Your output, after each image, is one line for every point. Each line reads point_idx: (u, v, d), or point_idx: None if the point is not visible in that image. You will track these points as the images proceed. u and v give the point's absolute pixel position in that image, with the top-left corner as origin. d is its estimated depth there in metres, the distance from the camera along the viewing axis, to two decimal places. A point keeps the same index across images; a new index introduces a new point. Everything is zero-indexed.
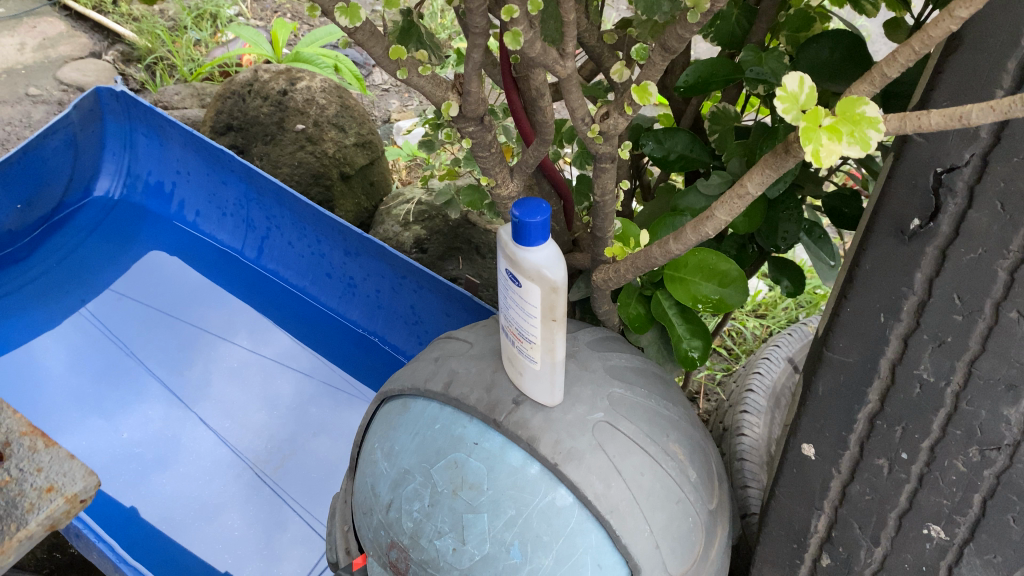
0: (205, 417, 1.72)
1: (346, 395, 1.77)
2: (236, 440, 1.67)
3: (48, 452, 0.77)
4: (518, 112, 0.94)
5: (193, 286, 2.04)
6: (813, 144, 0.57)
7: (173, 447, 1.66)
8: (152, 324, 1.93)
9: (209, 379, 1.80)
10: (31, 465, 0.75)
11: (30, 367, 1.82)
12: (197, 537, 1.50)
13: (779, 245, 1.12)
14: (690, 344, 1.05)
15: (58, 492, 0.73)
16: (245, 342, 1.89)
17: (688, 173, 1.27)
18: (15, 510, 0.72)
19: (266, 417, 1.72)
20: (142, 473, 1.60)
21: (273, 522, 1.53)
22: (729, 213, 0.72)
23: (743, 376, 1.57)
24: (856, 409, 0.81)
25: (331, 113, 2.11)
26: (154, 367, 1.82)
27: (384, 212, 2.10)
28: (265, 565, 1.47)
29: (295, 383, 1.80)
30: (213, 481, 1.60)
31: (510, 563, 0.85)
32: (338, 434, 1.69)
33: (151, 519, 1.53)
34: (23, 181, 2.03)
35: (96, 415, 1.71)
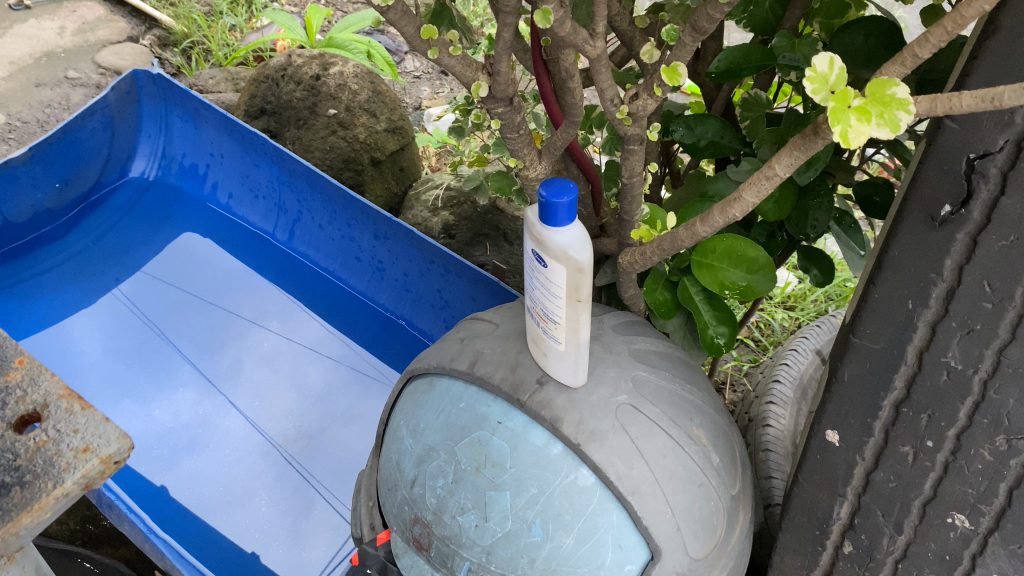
0: (234, 399, 1.75)
1: (374, 380, 1.79)
2: (264, 422, 1.70)
3: (85, 414, 0.66)
4: (548, 94, 0.94)
5: (227, 269, 2.07)
6: (841, 124, 0.56)
7: (203, 428, 1.69)
8: (185, 306, 1.96)
9: (239, 363, 1.83)
10: (68, 426, 0.65)
11: (67, 346, 1.86)
12: (226, 516, 1.54)
13: (809, 233, 1.12)
14: (716, 331, 1.05)
15: (93, 452, 0.63)
16: (276, 327, 1.91)
17: (719, 160, 1.27)
18: (51, 469, 0.62)
19: (295, 399, 1.75)
20: (172, 453, 1.64)
21: (300, 504, 1.56)
22: (757, 195, 0.71)
23: (770, 368, 1.57)
24: (882, 396, 0.80)
25: (363, 98, 2.12)
26: (187, 349, 1.86)
27: (413, 197, 2.12)
28: (290, 545, 1.49)
29: (324, 368, 1.82)
30: (242, 463, 1.63)
31: (532, 541, 0.86)
32: (366, 420, 1.71)
33: (183, 499, 1.56)
34: (62, 160, 2.06)
35: (131, 395, 1.75)
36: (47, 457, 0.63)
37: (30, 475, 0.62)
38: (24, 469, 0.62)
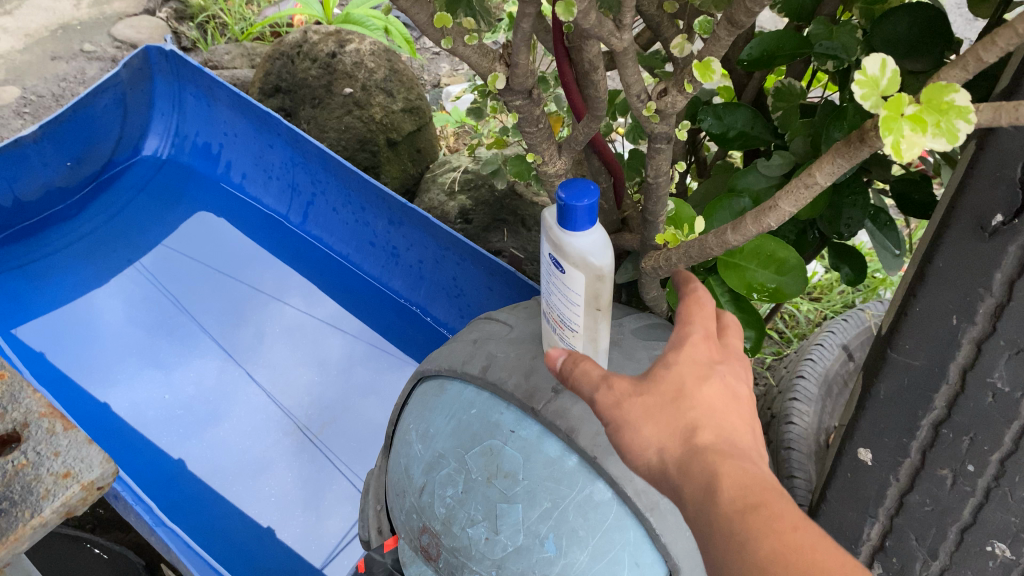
0: (253, 372, 1.74)
1: (393, 357, 1.78)
2: (282, 395, 1.70)
3: (67, 436, 0.65)
4: (569, 84, 0.88)
5: (244, 244, 2.04)
6: (893, 135, 0.51)
7: (225, 401, 1.69)
8: (204, 278, 1.95)
9: (261, 335, 1.82)
10: (47, 448, 0.64)
11: (87, 320, 1.85)
12: (244, 492, 1.54)
13: (842, 231, 1.06)
14: (742, 334, 1.01)
15: (74, 479, 0.62)
16: (296, 302, 1.89)
17: (748, 152, 1.21)
18: (29, 496, 0.61)
19: (313, 373, 1.74)
20: (194, 426, 1.64)
21: (318, 479, 1.56)
22: (794, 203, 0.66)
23: (795, 362, 1.52)
24: (920, 416, 0.75)
25: (379, 77, 2.06)
26: (207, 322, 1.84)
27: (430, 179, 2.07)
28: (308, 517, 1.50)
29: (343, 342, 1.81)
30: (262, 434, 1.63)
31: (545, 557, 0.81)
32: (384, 393, 1.70)
33: (201, 472, 1.56)
34: (74, 137, 2.03)
35: (152, 367, 1.74)
36: (27, 482, 0.62)
37: (8, 503, 0.61)
38: (1, 495, 0.62)
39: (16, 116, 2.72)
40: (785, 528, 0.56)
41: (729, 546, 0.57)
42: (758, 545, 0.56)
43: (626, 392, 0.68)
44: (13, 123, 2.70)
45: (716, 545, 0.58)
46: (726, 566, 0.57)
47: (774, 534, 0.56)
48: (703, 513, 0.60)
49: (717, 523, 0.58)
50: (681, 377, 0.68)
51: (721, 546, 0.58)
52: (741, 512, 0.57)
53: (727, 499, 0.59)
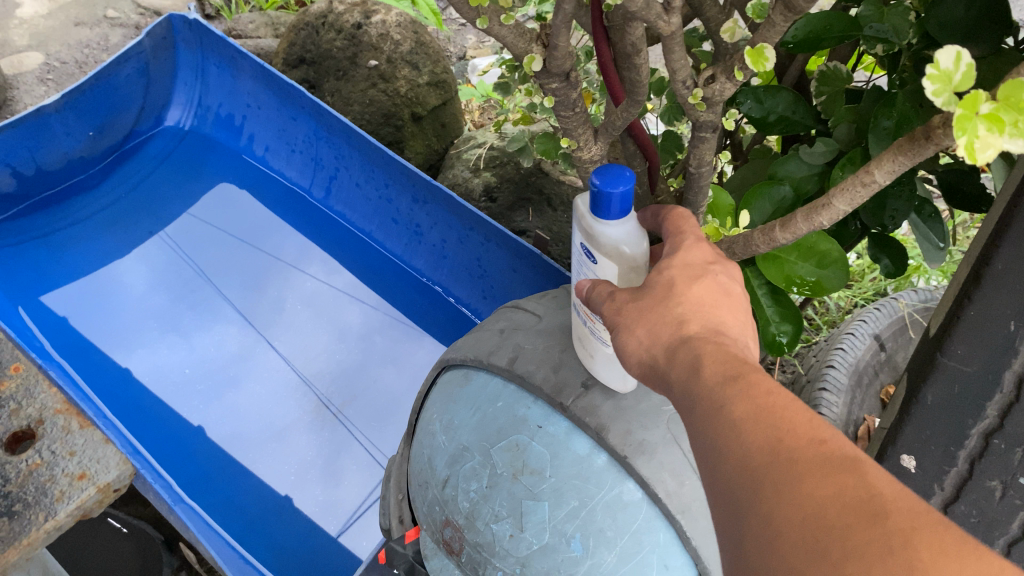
0: (273, 341, 1.74)
1: (411, 328, 1.77)
2: (301, 362, 1.71)
3: (82, 438, 1.05)
4: (607, 65, 0.84)
5: (265, 213, 2.03)
6: (966, 135, 0.47)
7: (245, 366, 1.70)
8: (225, 246, 1.94)
9: (283, 301, 1.82)
10: (65, 449, 1.04)
11: (109, 285, 1.85)
12: (262, 459, 1.55)
13: (886, 224, 1.03)
14: (779, 328, 0.98)
15: (90, 481, 1.01)
16: (317, 273, 1.88)
17: (788, 137, 1.17)
18: (45, 496, 0.99)
19: (332, 341, 1.75)
20: (214, 389, 1.65)
21: (337, 445, 1.58)
22: (849, 202, 0.62)
23: (825, 351, 1.48)
24: (970, 425, 0.72)
25: (405, 49, 2.01)
26: (229, 289, 1.84)
27: (455, 155, 2.04)
28: (325, 483, 1.53)
29: (362, 312, 1.80)
30: (284, 398, 1.64)
31: (570, 556, 0.79)
32: (403, 360, 1.72)
33: (223, 440, 1.57)
34: (96, 106, 2.00)
35: (173, 333, 1.75)
36: None
37: (30, 500, 0.98)
38: (22, 490, 0.99)
39: (40, 83, 2.72)
40: (765, 392, 0.52)
41: (708, 416, 0.53)
42: (733, 407, 0.52)
43: (625, 300, 0.66)
44: (37, 90, 2.69)
45: (695, 416, 0.54)
46: (702, 437, 0.53)
47: (750, 396, 0.52)
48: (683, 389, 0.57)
49: (697, 398, 0.54)
50: (673, 278, 0.65)
51: (701, 419, 0.54)
52: (723, 382, 0.54)
53: (706, 374, 0.55)
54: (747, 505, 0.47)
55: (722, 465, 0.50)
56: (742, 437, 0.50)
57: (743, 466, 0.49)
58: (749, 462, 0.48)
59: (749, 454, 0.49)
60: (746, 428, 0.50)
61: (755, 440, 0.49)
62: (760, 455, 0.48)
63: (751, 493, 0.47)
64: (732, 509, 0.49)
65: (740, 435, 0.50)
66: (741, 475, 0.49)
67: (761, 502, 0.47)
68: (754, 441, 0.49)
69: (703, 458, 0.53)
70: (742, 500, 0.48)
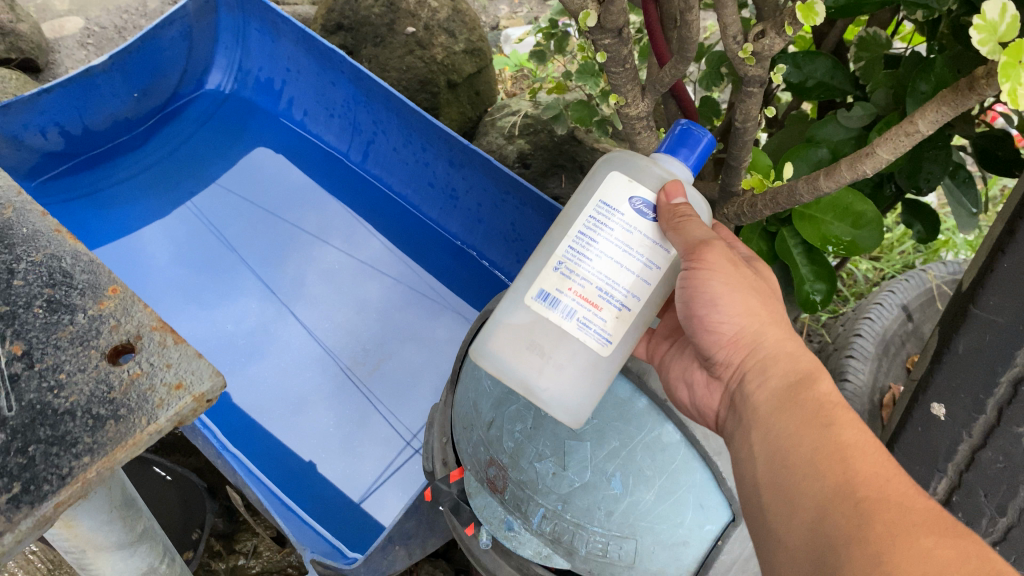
0: (298, 313, 1.79)
1: (430, 303, 1.81)
2: (325, 336, 1.75)
3: (179, 348, 0.57)
4: (655, 28, 0.88)
5: (296, 182, 2.06)
6: (1010, 82, 0.50)
7: (265, 338, 1.75)
8: (253, 217, 1.97)
9: (304, 277, 1.85)
10: (161, 360, 0.56)
11: (136, 256, 1.90)
12: (288, 430, 1.62)
13: (920, 186, 1.05)
14: (813, 287, 1.01)
15: (185, 390, 0.54)
16: (338, 244, 1.91)
17: (825, 104, 1.20)
18: (143, 405, 0.53)
19: (352, 313, 1.79)
20: (235, 362, 1.70)
21: (357, 418, 1.64)
22: (892, 151, 0.64)
23: (853, 321, 1.50)
24: (999, 372, 0.75)
25: (443, 17, 2.04)
26: (253, 261, 1.88)
27: (489, 123, 2.06)
28: (344, 455, 1.59)
29: (383, 286, 1.84)
30: (305, 369, 1.70)
31: (610, 494, 0.83)
32: (422, 337, 1.75)
33: (250, 406, 1.64)
34: (141, 70, 2.04)
35: (196, 305, 1.80)
36: (140, 392, 0.54)
37: (122, 411, 0.53)
38: (118, 403, 0.53)
39: (80, 47, 2.78)
40: (870, 443, 0.63)
41: (818, 441, 0.64)
42: (847, 442, 0.63)
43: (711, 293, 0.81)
44: (78, 54, 2.75)
45: (803, 439, 0.66)
46: (806, 456, 0.64)
47: (850, 443, 0.63)
48: (792, 419, 0.69)
49: (805, 428, 0.66)
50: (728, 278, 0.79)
51: (805, 461, 0.64)
52: (822, 430, 0.65)
53: (816, 410, 0.67)
54: (846, 508, 0.58)
55: (826, 478, 0.61)
56: (853, 473, 0.60)
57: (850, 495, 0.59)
58: (857, 481, 0.59)
59: (858, 476, 0.60)
60: (855, 456, 0.61)
61: (864, 469, 0.60)
62: (868, 479, 0.59)
63: (852, 503, 0.57)
64: (828, 516, 0.59)
65: (850, 462, 0.61)
66: (846, 489, 0.59)
67: (864, 510, 0.57)
68: (862, 468, 0.60)
69: (802, 469, 0.63)
70: (845, 519, 0.57)
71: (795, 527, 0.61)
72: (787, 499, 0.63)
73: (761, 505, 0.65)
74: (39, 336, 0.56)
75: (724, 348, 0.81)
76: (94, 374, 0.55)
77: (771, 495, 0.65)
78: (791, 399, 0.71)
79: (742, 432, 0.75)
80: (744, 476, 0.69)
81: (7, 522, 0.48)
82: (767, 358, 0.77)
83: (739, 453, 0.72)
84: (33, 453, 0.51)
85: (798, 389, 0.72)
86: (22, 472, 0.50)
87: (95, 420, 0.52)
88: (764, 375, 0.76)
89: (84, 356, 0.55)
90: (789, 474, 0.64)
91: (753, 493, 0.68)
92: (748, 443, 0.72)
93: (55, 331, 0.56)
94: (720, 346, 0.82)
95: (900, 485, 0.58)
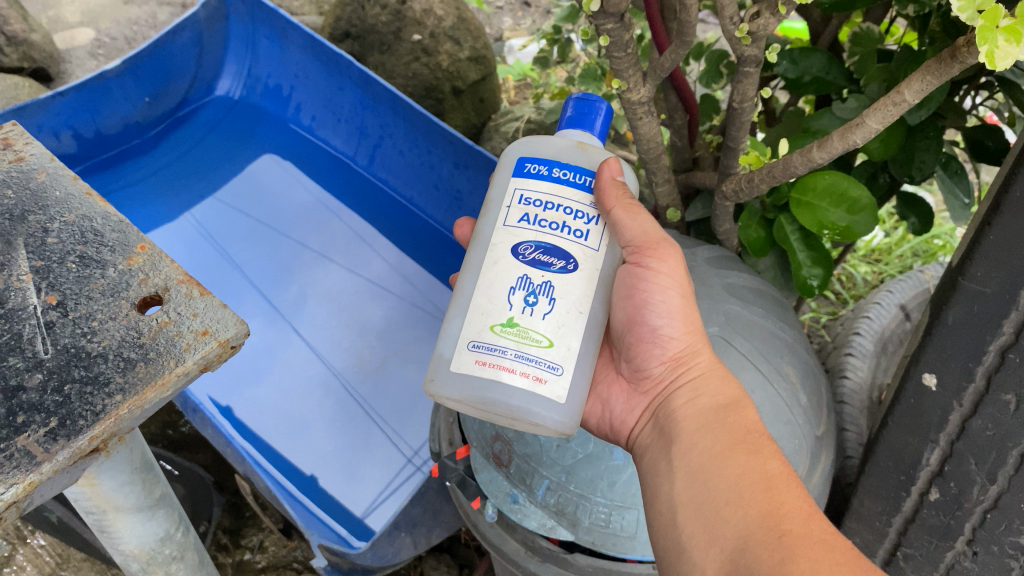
0: (301, 331, 1.79)
1: (434, 320, 1.80)
2: (328, 352, 1.76)
3: (205, 300, 0.61)
4: (655, 19, 0.93)
5: (300, 201, 2.06)
6: (987, 45, 0.53)
7: (268, 360, 1.74)
8: (256, 234, 1.98)
9: (305, 299, 1.85)
10: (188, 309, 0.60)
11: None
12: (292, 447, 1.62)
13: (913, 175, 1.08)
14: (810, 272, 1.04)
15: (211, 336, 0.58)
16: (342, 262, 1.92)
17: (821, 99, 1.24)
18: (171, 348, 0.57)
19: (354, 337, 1.78)
20: (236, 382, 1.71)
21: (361, 439, 1.63)
22: (882, 120, 0.69)
23: (852, 320, 1.52)
24: (988, 341, 0.78)
25: (448, 24, 2.08)
26: (255, 279, 1.88)
27: (493, 128, 2.11)
28: (347, 480, 1.58)
29: (385, 308, 1.83)
30: (311, 394, 1.70)
31: (613, 464, 0.88)
32: (426, 361, 1.73)
33: (257, 427, 1.64)
34: (153, 75, 2.09)
35: None
36: (168, 338, 0.58)
37: (150, 354, 0.57)
38: (147, 347, 0.57)
39: (91, 58, 2.82)
40: (787, 473, 0.69)
41: (744, 467, 0.69)
42: (772, 472, 0.69)
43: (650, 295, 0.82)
44: (88, 64, 2.79)
45: (729, 462, 0.71)
46: (731, 480, 0.69)
47: (774, 473, 0.69)
48: (717, 442, 0.73)
49: (732, 453, 0.71)
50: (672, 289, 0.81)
51: (729, 485, 0.69)
52: (749, 457, 0.70)
53: (741, 436, 0.73)
54: (768, 539, 0.63)
55: (750, 508, 0.66)
56: (777, 505, 0.66)
57: (775, 525, 0.64)
58: (782, 514, 0.65)
59: (784, 507, 0.65)
60: (780, 487, 0.67)
61: (788, 502, 0.66)
62: (793, 512, 0.65)
63: (776, 535, 0.63)
64: (749, 541, 0.64)
65: (775, 493, 0.67)
66: (772, 519, 0.65)
67: (786, 543, 0.62)
68: (786, 501, 0.66)
69: (725, 494, 0.68)
70: (766, 546, 0.63)
71: (713, 554, 0.66)
72: (707, 522, 0.68)
73: (676, 523, 0.70)
74: (72, 288, 0.60)
75: (663, 363, 0.83)
76: (124, 322, 0.58)
77: (688, 516, 0.69)
78: (717, 422, 0.76)
79: (663, 444, 0.79)
80: (659, 493, 0.74)
81: (45, 453, 0.51)
82: (700, 376, 0.80)
83: (658, 468, 0.76)
84: (68, 392, 0.54)
85: (726, 411, 0.77)
86: (58, 409, 0.53)
87: (126, 363, 0.56)
88: (696, 392, 0.79)
89: (115, 306, 0.59)
90: (710, 497, 0.69)
91: (666, 510, 0.72)
92: (668, 459, 0.76)
93: (88, 284, 0.60)
94: (658, 361, 0.83)
95: (821, 522, 0.65)
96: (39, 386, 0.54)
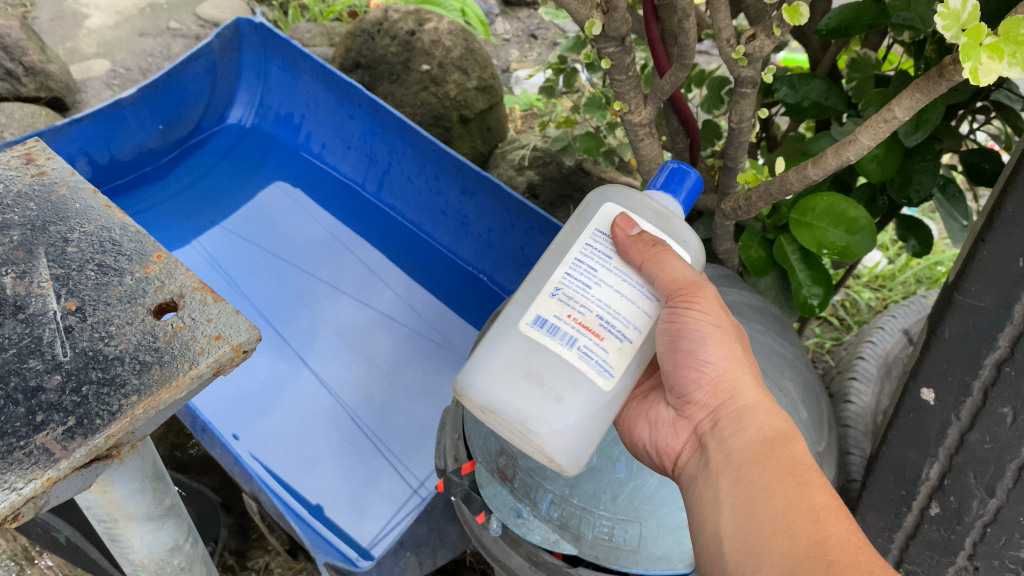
0: (310, 360, 1.81)
1: (439, 349, 1.82)
2: (335, 381, 1.77)
3: (219, 306, 0.63)
4: (655, 43, 0.96)
5: (311, 235, 2.08)
6: (971, 61, 0.54)
7: (276, 389, 1.75)
8: (268, 266, 1.99)
9: (314, 331, 1.86)
10: (201, 315, 0.63)
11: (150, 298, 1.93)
12: (299, 478, 1.62)
13: (911, 197, 1.10)
14: (810, 291, 1.06)
15: (224, 340, 0.60)
16: (351, 293, 1.94)
17: (821, 123, 1.27)
18: (185, 352, 0.60)
19: (361, 367, 1.80)
20: (245, 412, 1.71)
21: (367, 472, 1.63)
22: (873, 137, 0.72)
23: (856, 345, 1.53)
24: (983, 355, 0.80)
25: (456, 55, 2.13)
26: (266, 310, 1.90)
27: (500, 155, 2.14)
28: (352, 510, 1.58)
29: (392, 339, 1.85)
30: (317, 424, 1.70)
31: (615, 477, 0.89)
32: (433, 394, 1.74)
33: (266, 458, 1.64)
34: (167, 103, 2.14)
35: None
36: (182, 342, 0.61)
37: (164, 357, 0.59)
38: (162, 351, 0.60)
39: (106, 88, 2.87)
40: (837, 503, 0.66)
41: (791, 498, 0.66)
42: (821, 503, 0.65)
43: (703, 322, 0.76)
44: (103, 94, 2.85)
45: (774, 494, 0.67)
46: (777, 512, 0.66)
47: (821, 505, 0.65)
48: (761, 471, 0.69)
49: (778, 483, 0.68)
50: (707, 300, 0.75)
51: (775, 516, 0.66)
52: (796, 486, 0.67)
53: (788, 466, 0.69)
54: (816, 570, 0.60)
55: (797, 539, 0.63)
56: (823, 541, 0.62)
57: (824, 557, 0.61)
58: (829, 545, 0.62)
59: (832, 540, 0.62)
60: (828, 519, 0.64)
61: (836, 534, 0.63)
62: (842, 546, 0.62)
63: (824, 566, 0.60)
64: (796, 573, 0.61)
65: (822, 524, 0.64)
66: (820, 551, 0.62)
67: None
68: (836, 534, 0.63)
69: (772, 525, 0.65)
70: None
71: None
72: (754, 555, 0.64)
73: (721, 555, 0.67)
74: (91, 294, 0.63)
75: (702, 390, 0.78)
76: (141, 326, 0.61)
77: (734, 548, 0.66)
78: (762, 450, 0.71)
79: (708, 474, 0.74)
80: (703, 524, 0.70)
81: (62, 450, 0.53)
82: (746, 409, 0.75)
83: (702, 498, 0.72)
84: (85, 393, 0.57)
85: (772, 443, 0.72)
86: (76, 409, 0.56)
87: (141, 365, 0.59)
88: (740, 424, 0.74)
89: (131, 311, 0.62)
90: (757, 528, 0.66)
91: (712, 541, 0.69)
92: (712, 490, 0.72)
93: (106, 290, 0.64)
94: (699, 387, 0.78)
95: (870, 555, 0.61)
96: (58, 387, 0.57)
